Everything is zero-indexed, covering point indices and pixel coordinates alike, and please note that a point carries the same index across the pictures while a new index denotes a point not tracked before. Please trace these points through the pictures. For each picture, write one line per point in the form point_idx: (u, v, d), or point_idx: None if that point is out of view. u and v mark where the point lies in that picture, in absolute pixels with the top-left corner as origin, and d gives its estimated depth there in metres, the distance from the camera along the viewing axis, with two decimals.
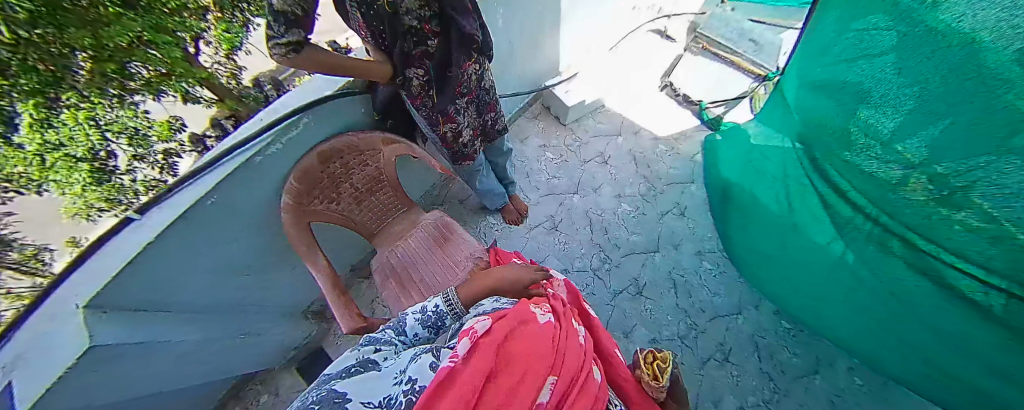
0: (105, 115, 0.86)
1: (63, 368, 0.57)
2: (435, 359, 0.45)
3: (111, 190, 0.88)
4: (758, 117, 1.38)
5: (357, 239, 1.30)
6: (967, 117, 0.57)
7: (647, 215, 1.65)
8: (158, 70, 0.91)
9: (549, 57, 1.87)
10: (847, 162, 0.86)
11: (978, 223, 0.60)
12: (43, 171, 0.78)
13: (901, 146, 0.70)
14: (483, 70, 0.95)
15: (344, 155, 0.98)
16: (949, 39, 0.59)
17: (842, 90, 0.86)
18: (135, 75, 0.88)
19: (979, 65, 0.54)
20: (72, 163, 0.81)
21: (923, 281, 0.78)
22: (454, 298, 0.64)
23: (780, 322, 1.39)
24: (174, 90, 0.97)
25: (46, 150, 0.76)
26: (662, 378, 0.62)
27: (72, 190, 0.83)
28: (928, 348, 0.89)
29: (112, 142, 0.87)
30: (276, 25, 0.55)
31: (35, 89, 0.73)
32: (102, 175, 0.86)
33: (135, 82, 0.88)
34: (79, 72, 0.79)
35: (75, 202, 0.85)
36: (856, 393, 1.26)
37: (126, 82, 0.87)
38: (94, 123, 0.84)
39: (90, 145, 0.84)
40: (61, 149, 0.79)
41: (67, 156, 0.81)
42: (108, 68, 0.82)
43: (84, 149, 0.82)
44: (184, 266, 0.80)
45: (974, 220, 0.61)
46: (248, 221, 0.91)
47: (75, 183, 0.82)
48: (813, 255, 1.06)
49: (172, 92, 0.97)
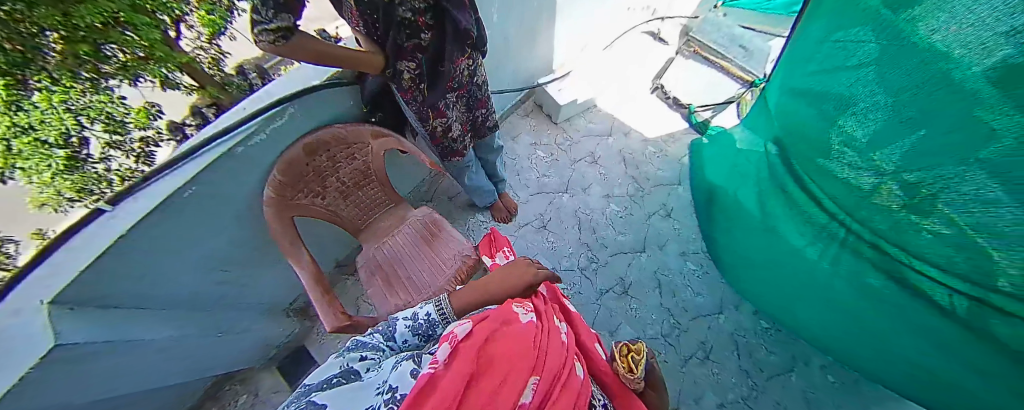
0: (77, 100, 0.78)
1: (27, 367, 0.54)
2: (415, 365, 0.45)
3: (84, 179, 0.82)
4: (744, 122, 1.41)
5: (342, 235, 1.28)
6: (935, 128, 0.60)
7: (634, 215, 1.67)
8: (134, 53, 0.83)
9: (542, 55, 1.86)
10: (823, 169, 0.89)
11: (941, 229, 0.65)
12: (11, 157, 0.70)
13: (872, 154, 0.74)
14: (475, 66, 0.94)
15: (331, 148, 0.95)
16: (922, 53, 0.62)
17: (820, 97, 0.89)
18: (110, 58, 0.80)
19: (948, 80, 0.57)
20: (47, 150, 0.75)
21: (890, 284, 0.83)
22: (446, 306, 0.60)
23: (759, 322, 1.43)
24: (153, 75, 0.89)
25: (13, 134, 0.70)
26: (636, 370, 0.63)
27: (41, 179, 0.76)
28: (902, 348, 0.92)
29: (87, 128, 0.80)
30: (263, 9, 0.53)
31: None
32: (77, 162, 0.80)
33: (110, 66, 0.80)
34: (49, 53, 0.72)
35: (45, 191, 0.78)
36: (828, 390, 1.31)
37: (100, 65, 0.79)
38: (68, 106, 0.77)
39: (64, 128, 0.76)
40: (31, 132, 0.73)
41: (37, 142, 0.74)
42: (80, 49, 0.74)
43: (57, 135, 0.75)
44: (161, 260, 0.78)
45: (938, 226, 0.65)
46: (228, 214, 0.87)
47: (45, 172, 0.75)
48: (791, 259, 1.09)
49: (150, 77, 0.90)
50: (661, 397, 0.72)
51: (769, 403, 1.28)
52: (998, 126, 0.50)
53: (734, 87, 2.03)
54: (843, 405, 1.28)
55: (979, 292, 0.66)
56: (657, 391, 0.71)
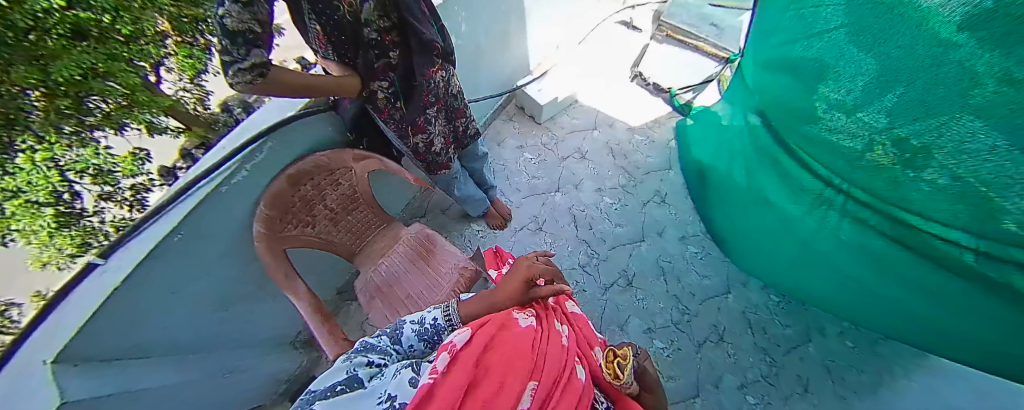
0: (65, 158, 0.80)
1: None
2: (415, 373, 0.44)
3: (82, 236, 0.84)
4: (725, 98, 1.42)
5: (339, 261, 1.27)
6: (916, 83, 0.61)
7: (629, 206, 1.67)
8: (119, 102, 0.84)
9: (517, 58, 1.87)
10: (811, 137, 0.89)
11: (943, 181, 0.63)
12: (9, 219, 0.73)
13: (858, 115, 0.74)
14: (449, 76, 0.94)
15: (314, 176, 0.96)
16: (891, 11, 0.63)
17: (795, 66, 0.91)
18: (93, 109, 0.81)
19: (924, 32, 0.58)
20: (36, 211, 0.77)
21: (893, 244, 0.82)
22: (454, 314, 0.62)
23: (769, 296, 1.43)
24: (138, 122, 0.90)
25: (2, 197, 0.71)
26: (622, 377, 0.60)
27: (39, 237, 0.78)
28: (912, 306, 0.92)
29: (77, 183, 0.82)
30: (235, 50, 0.52)
31: None
32: (68, 220, 0.81)
33: (94, 117, 0.81)
34: (34, 110, 0.73)
35: (46, 250, 0.80)
36: (848, 356, 1.30)
37: (84, 118, 0.80)
38: (55, 164, 0.78)
39: (52, 185, 0.78)
40: (21, 195, 0.75)
41: (28, 203, 0.76)
42: (65, 103, 0.74)
43: (44, 193, 0.77)
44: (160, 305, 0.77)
45: (940, 178, 0.64)
46: (221, 254, 0.88)
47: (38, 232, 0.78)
48: (790, 230, 1.09)
49: (135, 125, 0.91)
50: (658, 400, 0.70)
51: (789, 376, 1.28)
52: (980, 71, 0.51)
53: (711, 64, 2.03)
54: (865, 369, 1.27)
55: (991, 244, 0.65)
56: (655, 393, 0.70)
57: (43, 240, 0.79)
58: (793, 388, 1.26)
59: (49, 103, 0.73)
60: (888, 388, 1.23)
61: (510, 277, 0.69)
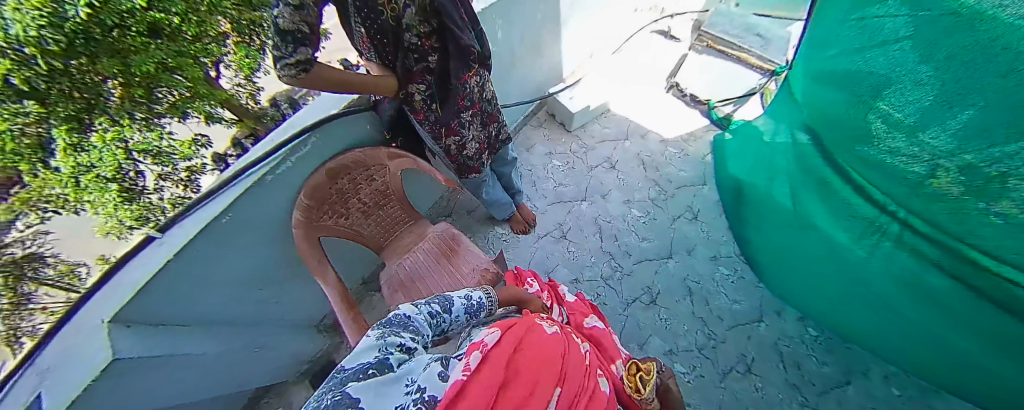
0: (134, 138, 0.92)
1: (89, 378, 0.58)
2: (444, 368, 0.40)
3: (141, 209, 0.91)
4: (769, 113, 1.35)
5: (366, 255, 1.32)
6: (985, 102, 0.56)
7: (657, 220, 1.62)
8: (182, 93, 0.97)
9: (551, 65, 1.88)
10: (866, 158, 0.83)
11: (1019, 213, 0.56)
12: (80, 190, 0.85)
13: (924, 136, 0.68)
14: (484, 81, 0.95)
15: (351, 171, 1.00)
16: (962, 24, 0.59)
17: (851, 80, 0.86)
18: (160, 99, 0.94)
19: (998, 48, 0.53)
20: (105, 184, 0.86)
21: (957, 283, 0.74)
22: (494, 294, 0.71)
23: (806, 328, 1.34)
24: (198, 112, 1.01)
25: (78, 172, 0.83)
26: (643, 392, 0.58)
27: (108, 207, 0.87)
28: (978, 354, 0.82)
29: (139, 162, 0.92)
30: (283, 46, 0.55)
31: (71, 115, 0.82)
32: (130, 195, 0.90)
33: (162, 106, 0.95)
34: (112, 97, 0.86)
35: (109, 220, 0.88)
36: (895, 405, 1.18)
37: (153, 106, 0.93)
38: (124, 144, 0.89)
39: (118, 162, 0.87)
40: (95, 168, 0.84)
41: (98, 177, 0.86)
42: (136, 92, 0.88)
43: (112, 170, 0.85)
44: (202, 284, 0.82)
45: (1015, 209, 0.57)
46: (262, 238, 0.93)
47: (107, 203, 0.86)
48: (836, 258, 1.01)
49: (196, 113, 1.02)
50: None
51: None
52: None
53: (755, 76, 1.94)
54: None
55: None
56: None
57: (110, 209, 0.87)
58: None
59: (127, 89, 0.87)
60: None
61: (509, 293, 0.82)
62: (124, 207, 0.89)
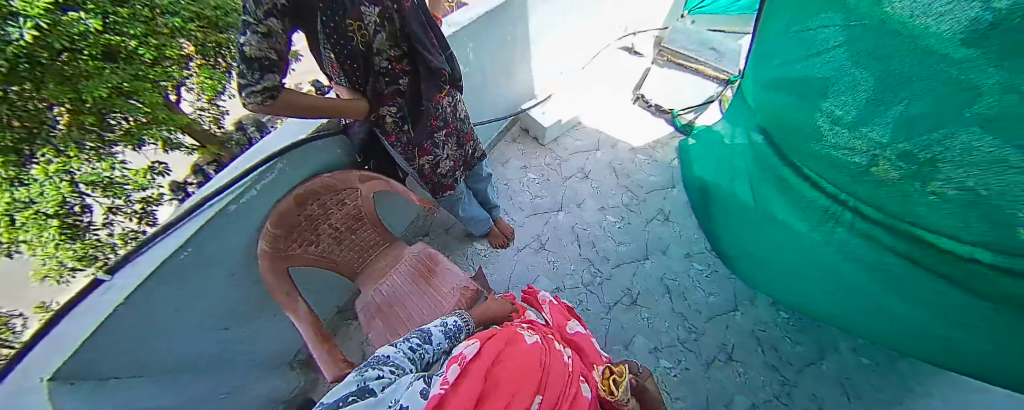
0: (81, 169, 1.20)
1: None
2: (426, 385, 0.39)
3: (84, 248, 1.20)
4: (726, 119, 1.44)
5: (337, 284, 1.27)
6: (918, 96, 0.63)
7: (632, 224, 1.66)
8: (142, 118, 1.30)
9: (523, 81, 1.92)
10: (818, 154, 0.91)
11: (950, 191, 0.62)
12: (18, 230, 1.10)
13: (865, 129, 0.75)
14: (456, 101, 0.96)
15: (320, 196, 0.97)
16: (893, 30, 0.67)
17: (798, 84, 0.94)
18: (114, 125, 1.25)
19: (924, 50, 0.61)
20: (48, 220, 1.14)
21: (903, 263, 0.79)
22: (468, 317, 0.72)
23: (778, 312, 1.40)
24: (156, 138, 1.33)
25: (13, 209, 1.08)
26: (615, 393, 0.55)
27: (46, 250, 1.15)
28: (932, 332, 0.84)
29: (86, 195, 1.21)
30: (250, 72, 0.54)
31: (13, 145, 1.08)
32: (76, 233, 1.19)
33: (113, 131, 1.25)
34: (59, 124, 1.16)
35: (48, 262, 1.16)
36: (865, 373, 1.25)
37: (104, 134, 1.22)
38: (68, 175, 1.17)
39: (60, 196, 1.15)
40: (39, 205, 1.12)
41: (39, 214, 1.13)
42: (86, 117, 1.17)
43: (56, 205, 1.14)
44: (162, 316, 0.76)
45: (946, 188, 0.62)
46: (226, 267, 0.87)
47: (43, 243, 1.14)
48: (799, 249, 1.07)
49: (154, 141, 1.35)
50: None
51: (804, 397, 1.22)
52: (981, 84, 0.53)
53: (712, 86, 2.07)
54: (886, 387, 1.20)
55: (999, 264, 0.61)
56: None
57: (49, 250, 1.15)
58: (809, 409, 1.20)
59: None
60: None
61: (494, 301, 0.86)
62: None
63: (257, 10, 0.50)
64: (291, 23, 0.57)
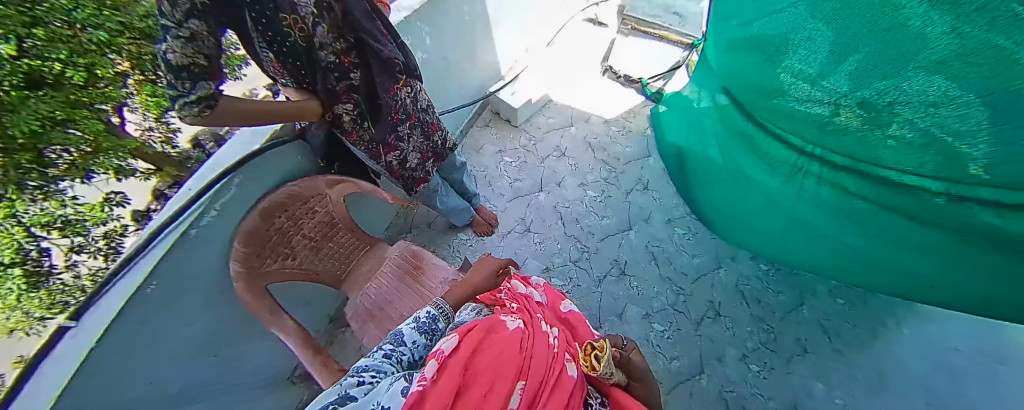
0: (28, 212, 0.85)
1: None
2: (407, 383, 0.43)
3: (50, 296, 0.86)
4: (692, 82, 1.45)
5: (325, 292, 1.24)
6: (873, 44, 0.66)
7: (613, 197, 1.68)
8: (82, 150, 0.90)
9: (487, 64, 1.88)
10: (780, 109, 0.94)
11: (910, 136, 0.67)
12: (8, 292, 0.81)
13: (824, 82, 0.78)
14: (417, 90, 0.93)
15: (289, 207, 0.94)
16: None
17: (755, 42, 0.96)
18: (55, 160, 0.86)
19: None
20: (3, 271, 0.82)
21: (870, 208, 0.85)
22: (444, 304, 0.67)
23: (759, 266, 1.47)
24: (105, 168, 0.97)
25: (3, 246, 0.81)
26: (597, 367, 0.56)
27: (8, 300, 0.81)
28: (891, 268, 0.93)
29: (44, 237, 0.87)
30: (179, 82, 0.50)
31: None
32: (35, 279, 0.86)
33: (57, 168, 0.87)
34: None
35: (15, 315, 0.81)
36: (842, 313, 1.33)
37: (47, 171, 0.86)
38: (18, 220, 0.84)
39: (16, 243, 0.83)
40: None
41: None
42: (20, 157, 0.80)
43: (9, 253, 0.82)
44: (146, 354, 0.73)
45: (907, 133, 0.67)
46: (202, 295, 0.84)
47: (8, 294, 0.81)
48: (769, 203, 1.12)
49: (103, 171, 0.98)
50: (648, 388, 0.67)
51: (788, 340, 1.30)
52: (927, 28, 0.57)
53: (677, 51, 2.08)
54: (860, 323, 1.30)
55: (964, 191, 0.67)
56: (643, 382, 0.66)
57: (11, 302, 0.81)
58: (794, 351, 1.28)
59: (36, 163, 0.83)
60: (882, 339, 1.26)
61: (477, 269, 0.82)
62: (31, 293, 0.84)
63: (174, 12, 0.45)
64: (219, 25, 0.52)
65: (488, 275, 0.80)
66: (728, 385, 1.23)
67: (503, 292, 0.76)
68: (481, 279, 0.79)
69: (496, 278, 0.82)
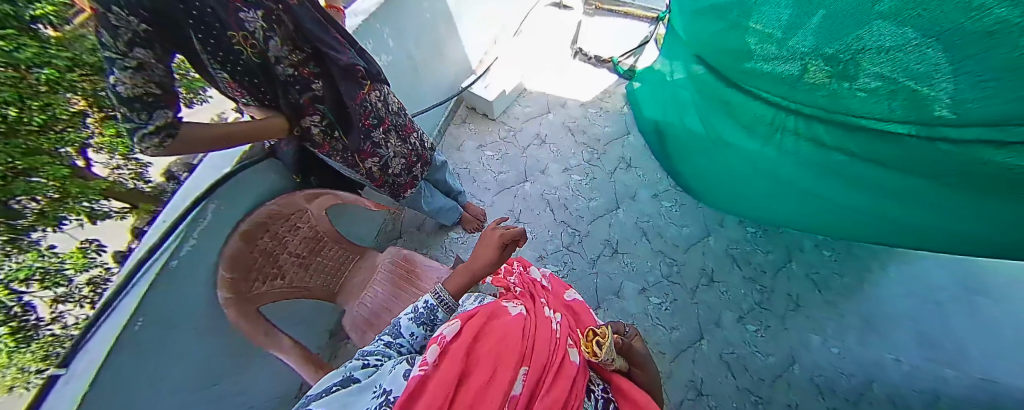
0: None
1: None
2: (408, 366, 0.47)
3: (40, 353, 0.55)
4: (663, 55, 1.47)
5: (320, 309, 1.23)
6: None
7: (597, 178, 1.69)
8: None
9: (456, 60, 1.86)
10: (754, 72, 0.97)
11: (875, 84, 0.71)
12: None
13: (792, 41, 0.82)
14: (386, 94, 0.91)
15: (270, 227, 0.92)
16: None
17: (721, 10, 0.99)
18: None
19: None
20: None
21: (848, 159, 0.88)
22: (442, 291, 0.63)
23: (746, 229, 1.50)
24: None
25: None
26: (599, 354, 0.56)
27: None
28: (872, 218, 0.96)
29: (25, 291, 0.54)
30: (134, 114, 0.48)
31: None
32: (21, 337, 0.52)
33: None
34: None
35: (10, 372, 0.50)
36: (829, 264, 1.38)
37: None
38: None
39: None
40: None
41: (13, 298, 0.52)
42: None
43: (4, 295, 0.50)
44: (146, 391, 0.71)
45: (873, 82, 0.71)
46: (194, 326, 0.82)
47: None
48: (751, 166, 1.14)
49: None
50: (648, 374, 0.67)
51: (781, 297, 1.34)
52: None
53: (644, 26, 2.09)
54: (846, 271, 1.36)
55: (926, 130, 0.69)
56: (644, 368, 0.67)
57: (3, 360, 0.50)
58: (787, 306, 1.32)
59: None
60: (868, 284, 1.31)
61: (481, 245, 0.73)
62: (13, 354, 0.51)
63: (117, 43, 0.43)
64: (166, 50, 0.50)
65: (494, 253, 0.71)
66: (728, 348, 1.26)
67: (514, 276, 0.78)
68: (487, 259, 0.70)
69: (504, 251, 0.73)
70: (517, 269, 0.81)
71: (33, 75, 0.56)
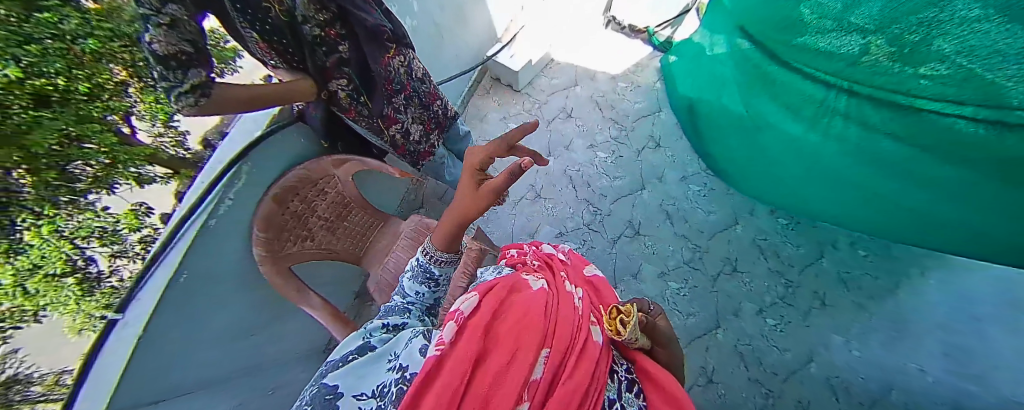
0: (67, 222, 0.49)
1: None
2: (425, 341, 0.48)
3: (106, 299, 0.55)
4: (703, 26, 1.36)
5: (346, 273, 1.29)
6: None
7: (623, 157, 1.64)
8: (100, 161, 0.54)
9: (482, 25, 1.79)
10: (808, 48, 0.88)
11: (946, 68, 0.65)
12: (33, 297, 0.45)
13: (856, 15, 0.75)
14: (410, 60, 0.89)
15: (299, 191, 0.97)
16: None
17: None
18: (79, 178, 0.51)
19: None
20: (53, 281, 0.48)
21: (903, 149, 0.81)
22: (430, 248, 0.59)
23: (778, 220, 1.43)
24: (126, 177, 0.59)
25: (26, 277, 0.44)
26: (624, 332, 0.55)
27: (69, 305, 0.50)
28: (914, 214, 0.90)
29: (86, 248, 0.52)
30: (168, 72, 0.49)
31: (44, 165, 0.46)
32: (87, 287, 0.53)
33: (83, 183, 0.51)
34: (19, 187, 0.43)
35: (81, 315, 0.52)
36: (863, 265, 1.31)
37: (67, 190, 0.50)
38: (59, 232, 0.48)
39: (64, 253, 0.49)
40: (39, 269, 0.45)
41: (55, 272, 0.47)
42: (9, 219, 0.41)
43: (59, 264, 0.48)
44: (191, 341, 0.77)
45: (943, 66, 0.65)
46: (231, 283, 0.88)
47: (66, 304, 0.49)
48: (788, 150, 1.07)
49: (125, 179, 0.59)
50: (672, 353, 0.67)
51: (807, 294, 1.30)
52: None
53: None
54: (881, 273, 1.29)
55: (999, 117, 0.63)
56: (667, 347, 0.67)
57: (73, 305, 0.51)
58: (811, 305, 1.28)
59: (33, 174, 0.45)
60: (905, 291, 1.24)
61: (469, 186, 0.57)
62: (82, 303, 0.52)
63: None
64: (197, 9, 0.52)
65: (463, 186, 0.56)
66: (745, 339, 1.25)
67: (528, 252, 0.77)
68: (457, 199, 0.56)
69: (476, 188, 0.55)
70: (528, 248, 0.80)
71: (79, 46, 0.51)
